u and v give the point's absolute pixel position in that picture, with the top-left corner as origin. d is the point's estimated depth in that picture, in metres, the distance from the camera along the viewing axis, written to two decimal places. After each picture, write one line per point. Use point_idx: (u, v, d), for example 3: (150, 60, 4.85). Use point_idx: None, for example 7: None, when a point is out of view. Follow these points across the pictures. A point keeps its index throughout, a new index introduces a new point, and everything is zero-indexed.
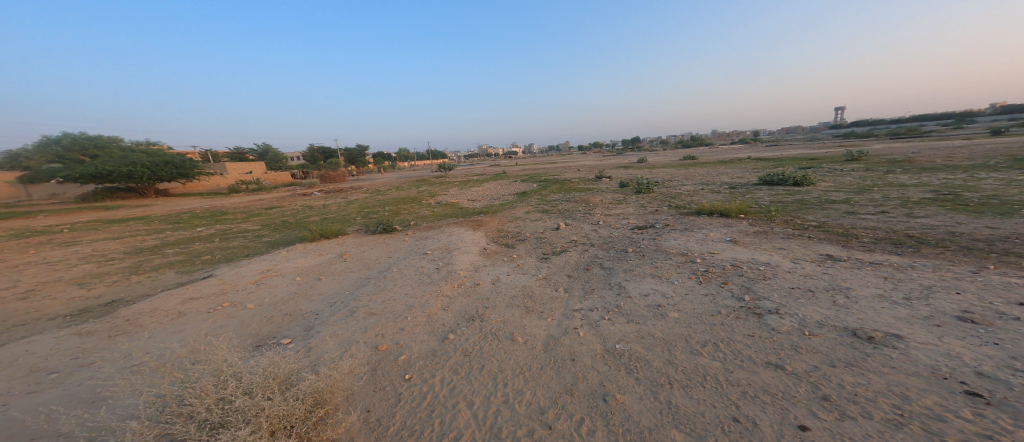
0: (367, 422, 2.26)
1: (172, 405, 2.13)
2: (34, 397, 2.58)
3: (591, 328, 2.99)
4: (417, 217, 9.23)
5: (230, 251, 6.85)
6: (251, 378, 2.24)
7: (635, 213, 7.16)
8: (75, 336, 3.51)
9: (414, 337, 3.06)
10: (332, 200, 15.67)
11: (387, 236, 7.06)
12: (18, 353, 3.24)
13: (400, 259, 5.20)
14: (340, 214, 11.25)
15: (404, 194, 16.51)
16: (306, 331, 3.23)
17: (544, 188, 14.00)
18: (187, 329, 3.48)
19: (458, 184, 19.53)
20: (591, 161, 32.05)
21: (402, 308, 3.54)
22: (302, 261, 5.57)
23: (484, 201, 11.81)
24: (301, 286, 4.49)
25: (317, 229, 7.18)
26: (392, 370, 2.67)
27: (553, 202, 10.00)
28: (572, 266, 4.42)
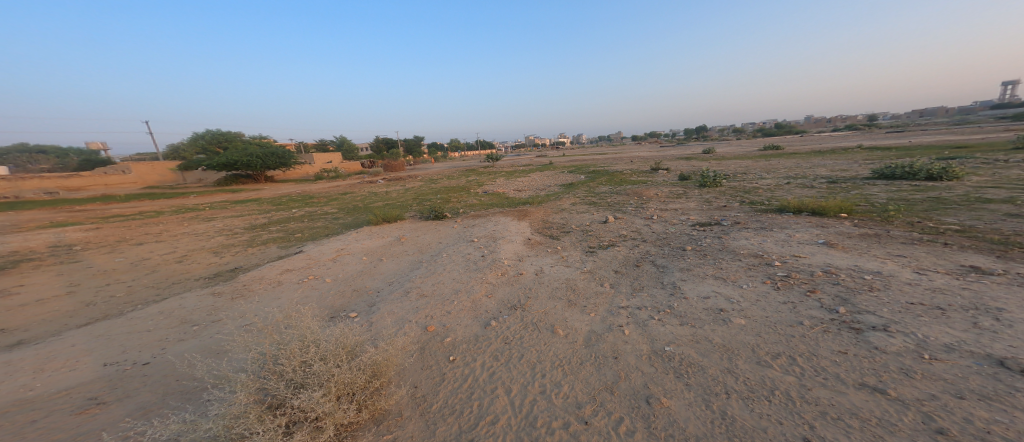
0: (414, 397, 2.45)
1: (269, 363, 2.41)
2: (181, 346, 3.30)
3: (638, 327, 2.85)
4: (467, 205, 9.65)
5: (314, 230, 7.92)
6: (327, 345, 2.48)
7: (697, 208, 6.54)
8: (205, 297, 4.38)
9: (459, 320, 3.21)
10: (395, 187, 17.19)
11: (439, 222, 7.50)
12: (174, 306, 4.18)
13: (450, 245, 5.48)
14: (399, 200, 12.28)
15: (458, 183, 17.36)
16: (369, 307, 3.61)
17: (593, 179, 13.56)
18: (283, 297, 4.14)
19: (505, 174, 19.92)
20: (657, 153, 30.00)
21: (450, 292, 3.74)
22: (368, 242, 6.20)
23: (531, 191, 11.87)
24: (366, 265, 5.01)
25: (379, 214, 7.89)
26: (438, 350, 2.85)
27: (607, 193, 9.60)
28: (622, 262, 4.21)
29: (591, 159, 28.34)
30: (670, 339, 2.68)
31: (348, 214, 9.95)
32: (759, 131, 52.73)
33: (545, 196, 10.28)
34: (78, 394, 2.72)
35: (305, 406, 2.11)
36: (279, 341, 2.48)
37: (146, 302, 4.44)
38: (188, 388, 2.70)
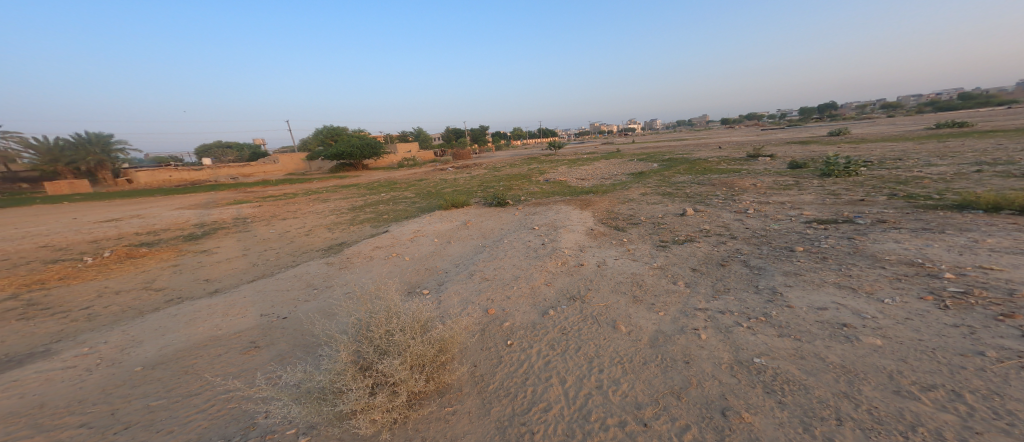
0: (473, 375, 2.61)
1: (362, 329, 2.72)
2: (304, 306, 4.15)
3: (718, 332, 2.56)
4: (526, 193, 10.32)
5: (395, 212, 9.26)
6: (405, 317, 2.72)
7: (817, 203, 5.62)
8: (320, 266, 5.41)
9: (519, 306, 3.34)
10: (462, 174, 19.03)
11: (501, 209, 8.10)
12: (302, 271, 5.32)
13: (511, 232, 5.81)
14: (465, 186, 13.64)
15: (518, 171, 18.30)
16: (439, 286, 4.03)
17: (669, 168, 12.92)
18: (373, 269, 4.90)
19: (568, 162, 20.25)
20: (768, 137, 25.96)
21: (511, 278, 3.94)
22: (439, 226, 6.89)
23: (594, 181, 11.99)
24: (437, 246, 5.59)
25: (448, 199, 8.77)
26: (498, 333, 2.99)
27: (692, 186, 8.78)
28: (704, 259, 3.98)
29: (682, 146, 26.01)
30: (762, 351, 2.28)
31: (425, 198, 11.40)
32: (929, 106, 40.85)
33: (619, 188, 9.93)
34: (243, 336, 3.66)
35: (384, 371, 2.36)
36: (368, 309, 2.84)
37: (283, 267, 5.74)
38: (307, 340, 3.40)
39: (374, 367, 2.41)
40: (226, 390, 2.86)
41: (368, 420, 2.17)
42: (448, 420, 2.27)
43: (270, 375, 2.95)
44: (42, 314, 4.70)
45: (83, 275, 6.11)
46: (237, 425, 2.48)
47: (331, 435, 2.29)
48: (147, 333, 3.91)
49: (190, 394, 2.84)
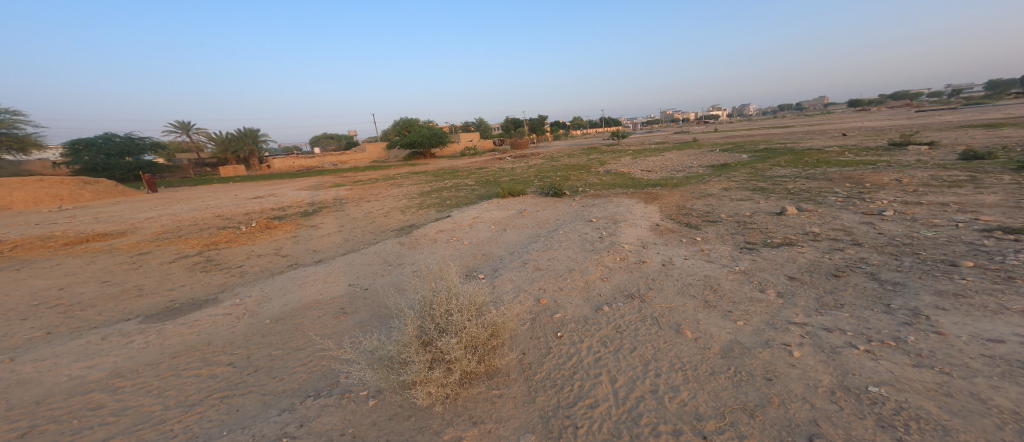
0: (522, 362, 2.70)
1: (425, 306, 2.87)
2: (381, 279, 4.79)
3: (819, 352, 2.21)
4: (586, 184, 10.81)
5: (456, 199, 10.47)
6: (463, 299, 2.82)
7: (1008, 205, 4.44)
8: (394, 244, 6.25)
9: (571, 299, 3.57)
10: (518, 165, 20.37)
11: (558, 199, 8.77)
12: (382, 247, 6.17)
13: (567, 223, 6.41)
14: (523, 176, 14.52)
15: (575, 161, 18.70)
16: (493, 271, 4.62)
17: (766, 160, 11.61)
18: (437, 251, 5.67)
19: (634, 153, 19.78)
20: (926, 120, 20.76)
21: (563, 270, 4.30)
22: (496, 213, 7.78)
23: (662, 173, 11.76)
24: (493, 233, 6.37)
25: (507, 189, 9.75)
26: (552, 326, 3.13)
27: (802, 183, 7.54)
28: (810, 269, 3.48)
29: (798, 132, 22.26)
30: (883, 380, 1.88)
31: (482, 186, 12.41)
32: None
33: (699, 183, 9.13)
34: (332, 303, 4.28)
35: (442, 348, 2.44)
36: (432, 288, 3.05)
37: (366, 243, 6.74)
38: (381, 311, 3.86)
39: (432, 342, 2.51)
40: (319, 350, 3.31)
41: (425, 391, 2.27)
42: (495, 403, 2.32)
43: (351, 340, 3.34)
44: (214, 268, 6.18)
45: (238, 239, 7.86)
46: (322, 381, 2.81)
47: (393, 401, 2.41)
48: (275, 291, 4.82)
49: (293, 348, 3.39)
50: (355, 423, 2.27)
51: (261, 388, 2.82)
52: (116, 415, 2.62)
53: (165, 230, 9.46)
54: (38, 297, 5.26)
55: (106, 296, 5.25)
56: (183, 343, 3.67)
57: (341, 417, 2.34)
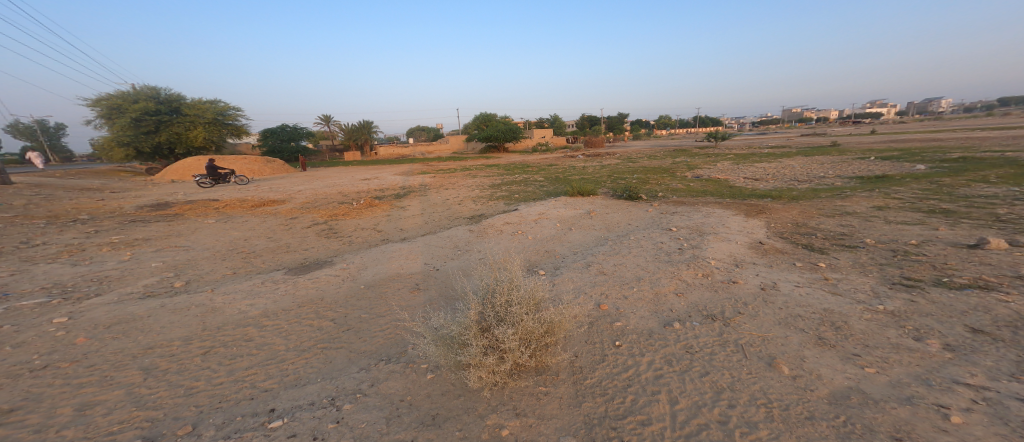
0: (572, 365, 2.66)
1: (487, 293, 2.96)
2: (451, 262, 5.12)
3: (1000, 425, 1.72)
4: (667, 189, 10.01)
5: (524, 194, 10.61)
6: (523, 292, 2.84)
7: None
8: (465, 231, 6.60)
9: (637, 309, 3.37)
10: (590, 163, 19.93)
11: (631, 202, 8.32)
12: (455, 233, 6.55)
13: (640, 230, 6.01)
14: (595, 176, 14.10)
15: (656, 163, 17.50)
16: (554, 269, 4.60)
17: (953, 175, 9.24)
18: (501, 242, 5.85)
19: (733, 158, 17.70)
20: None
21: (630, 278, 4.07)
22: (563, 211, 7.70)
23: (766, 183, 10.32)
24: (558, 231, 6.32)
25: (576, 188, 9.54)
26: (610, 334, 3.01)
27: (1016, 210, 5.80)
28: (1013, 325, 2.67)
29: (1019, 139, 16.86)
30: None
31: (551, 183, 12.32)
32: None
33: (833, 199, 7.67)
34: (410, 278, 4.71)
35: (497, 337, 2.50)
36: (496, 277, 3.13)
37: (441, 227, 7.23)
38: (449, 292, 4.14)
39: (489, 330, 2.60)
40: (396, 319, 3.67)
41: (476, 375, 2.37)
42: (540, 399, 2.32)
43: (421, 315, 3.64)
44: (329, 235, 7.30)
45: (349, 214, 9.10)
46: (392, 348, 3.12)
47: (447, 378, 2.57)
48: (369, 261, 5.49)
49: (373, 314, 3.81)
50: (413, 392, 2.47)
51: (349, 345, 3.23)
52: (258, 348, 3.26)
53: (292, 201, 11.39)
54: (226, 244, 6.91)
55: (269, 248, 6.59)
56: (298, 296, 4.40)
57: (403, 384, 2.57)
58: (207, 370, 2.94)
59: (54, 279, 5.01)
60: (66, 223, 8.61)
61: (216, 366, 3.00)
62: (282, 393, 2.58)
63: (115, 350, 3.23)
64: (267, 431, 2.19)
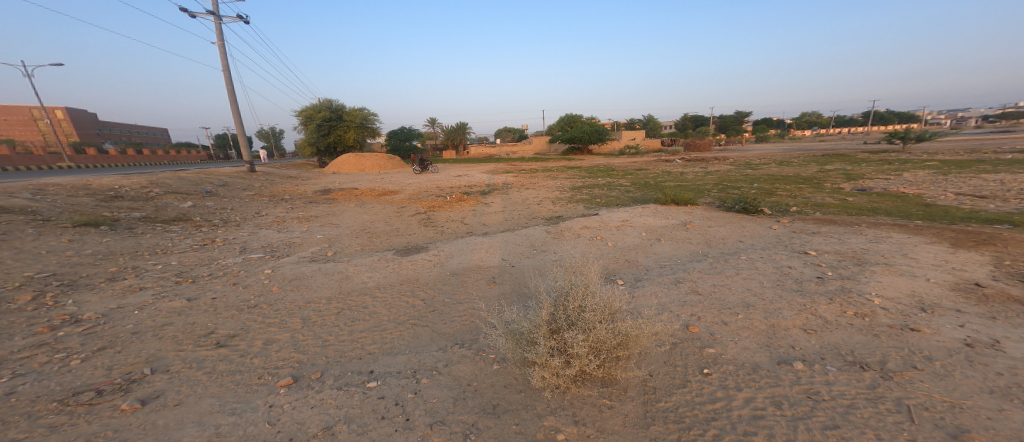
0: (645, 384, 2.50)
1: (560, 295, 2.93)
2: (526, 260, 5.22)
3: None
4: (793, 204, 8.52)
5: (608, 198, 10.17)
6: (598, 300, 2.74)
7: None
8: (541, 231, 6.66)
9: (739, 339, 2.97)
10: (692, 169, 18.16)
11: (744, 217, 7.31)
12: (530, 233, 6.61)
13: (755, 250, 5.23)
14: (696, 183, 12.78)
15: (781, 172, 14.97)
16: (634, 281, 4.35)
17: None
18: (579, 246, 5.75)
19: (920, 168, 13.82)
20: None
21: (733, 303, 3.60)
22: (650, 220, 7.20)
23: (949, 204, 7.97)
24: (645, 241, 5.93)
25: (671, 195, 8.77)
26: (698, 359, 2.72)
27: None
28: None
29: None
30: None
31: (639, 189, 11.61)
32: None
33: None
34: (487, 271, 4.95)
35: (565, 340, 2.47)
36: (571, 279, 3.07)
37: (520, 225, 7.40)
38: (522, 289, 4.23)
39: (558, 332, 2.58)
40: (472, 307, 3.90)
41: (540, 374, 2.39)
42: (602, 412, 2.25)
43: (496, 307, 3.80)
44: (426, 224, 8.11)
45: (444, 206, 9.95)
46: (466, 334, 3.32)
47: (511, 371, 2.65)
48: (455, 250, 5.93)
49: (454, 300, 4.11)
50: (480, 379, 2.61)
51: (433, 325, 3.56)
52: (370, 315, 3.80)
53: (401, 192, 12.95)
54: (358, 224, 8.26)
55: (386, 231, 7.63)
56: (399, 275, 4.99)
57: (472, 369, 2.73)
58: (336, 327, 3.55)
59: (263, 241, 6.83)
60: (279, 200, 11.64)
61: (343, 325, 3.59)
62: (379, 358, 2.98)
63: (292, 300, 4.21)
64: (365, 389, 2.55)
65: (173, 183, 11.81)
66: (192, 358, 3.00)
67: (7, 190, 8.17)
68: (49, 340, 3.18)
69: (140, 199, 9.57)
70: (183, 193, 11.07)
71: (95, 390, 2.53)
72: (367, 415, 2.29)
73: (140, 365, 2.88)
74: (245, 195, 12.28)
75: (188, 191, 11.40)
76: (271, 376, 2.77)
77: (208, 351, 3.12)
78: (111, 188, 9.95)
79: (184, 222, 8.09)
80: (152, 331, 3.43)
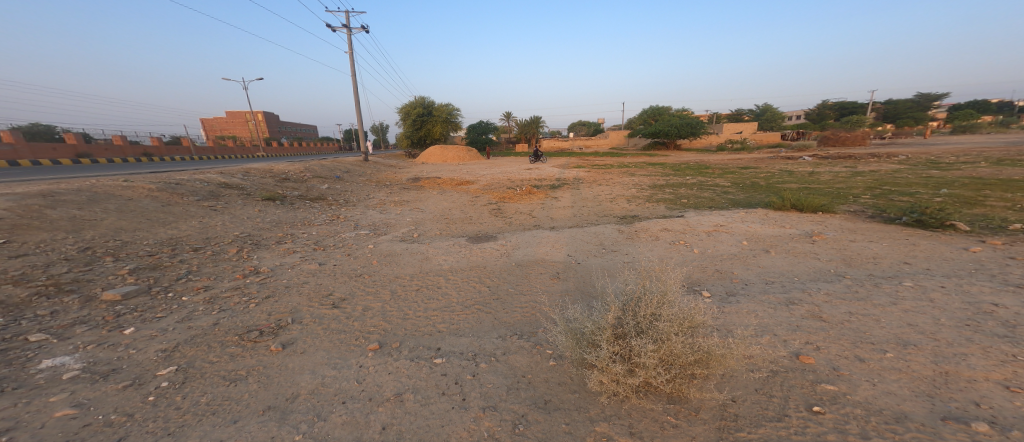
0: (724, 409, 2.23)
1: (631, 300, 2.73)
2: (593, 259, 5.04)
3: None
4: (981, 219, 6.54)
5: (701, 200, 9.20)
6: (676, 310, 2.49)
7: None
8: (613, 230, 6.34)
9: (880, 381, 2.39)
10: (825, 169, 15.24)
11: (913, 233, 5.85)
12: (599, 232, 6.32)
13: (929, 276, 4.12)
14: (828, 186, 10.76)
15: (966, 176, 11.55)
16: (724, 295, 3.88)
17: None
18: (655, 249, 5.34)
19: None
20: None
21: (875, 336, 2.93)
22: (757, 228, 6.33)
23: None
24: (747, 251, 5.24)
25: (792, 200, 7.52)
26: (807, 395, 2.31)
27: None
28: None
29: None
30: None
31: (746, 191, 10.27)
32: None
33: None
34: (552, 265, 4.91)
35: (632, 348, 2.33)
36: (644, 284, 2.84)
37: (589, 222, 7.16)
38: (587, 288, 4.11)
39: (624, 338, 2.44)
40: (534, 300, 3.92)
41: (598, 379, 2.30)
42: (665, 429, 2.09)
43: (558, 303, 3.76)
44: (496, 214, 8.36)
45: (512, 198, 10.14)
46: (526, 326, 3.36)
47: (567, 370, 2.61)
48: (521, 242, 5.99)
49: (517, 292, 4.16)
50: (534, 372, 2.62)
51: (495, 313, 3.67)
52: (441, 296, 4.08)
53: (490, 183, 13.53)
54: (438, 210, 8.90)
55: (472, 218, 8.04)
56: (469, 261, 5.25)
57: (528, 361, 2.76)
58: (414, 304, 3.88)
59: (370, 220, 7.81)
60: (387, 186, 13.17)
61: (422, 303, 3.91)
62: (446, 337, 3.19)
63: (388, 274, 4.72)
64: (432, 364, 2.76)
65: (316, 168, 14.32)
66: (315, 314, 3.60)
67: (229, 171, 11.07)
68: (241, 284, 4.21)
69: (298, 180, 11.88)
70: (322, 176, 13.35)
71: (259, 330, 3.23)
72: (430, 388, 2.48)
73: (286, 314, 3.57)
74: (362, 181, 14.21)
75: (326, 175, 13.69)
76: (364, 339, 3.17)
77: (327, 309, 3.71)
78: (284, 171, 12.56)
79: (322, 200, 9.74)
80: (296, 287, 4.23)
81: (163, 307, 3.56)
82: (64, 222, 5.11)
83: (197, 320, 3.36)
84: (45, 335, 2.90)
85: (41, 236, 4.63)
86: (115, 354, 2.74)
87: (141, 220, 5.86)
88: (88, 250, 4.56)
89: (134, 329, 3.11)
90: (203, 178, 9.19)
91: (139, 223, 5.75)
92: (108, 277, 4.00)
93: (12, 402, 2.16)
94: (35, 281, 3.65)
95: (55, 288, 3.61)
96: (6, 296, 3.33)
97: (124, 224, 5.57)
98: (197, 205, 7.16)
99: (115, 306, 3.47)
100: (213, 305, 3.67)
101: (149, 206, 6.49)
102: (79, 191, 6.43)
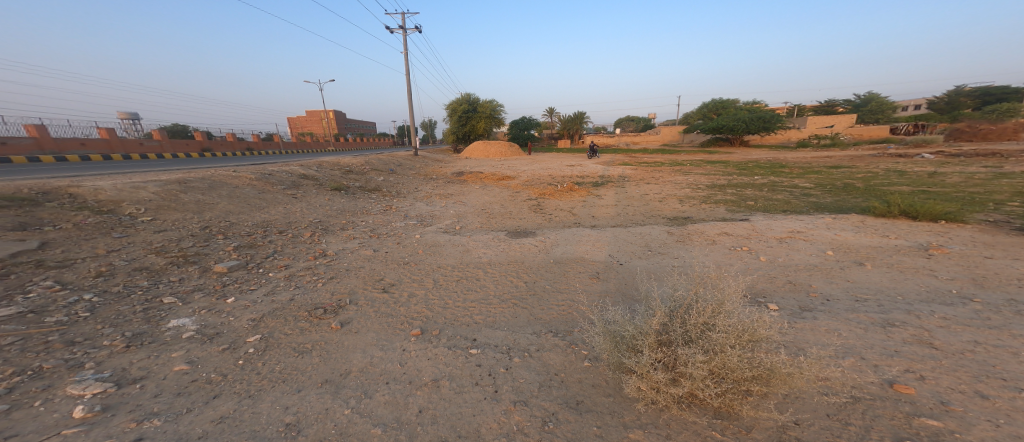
0: (781, 431, 2.04)
1: (679, 306, 2.58)
2: (638, 260, 4.85)
3: None
4: None
5: (773, 202, 8.40)
6: (734, 321, 2.30)
7: None
8: (661, 231, 6.04)
9: (1006, 423, 2.01)
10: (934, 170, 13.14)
11: None
12: (646, 232, 6.05)
13: None
14: (942, 191, 9.23)
15: None
16: (791, 309, 3.53)
17: None
18: (711, 254, 5.00)
19: None
20: None
21: (1006, 371, 2.47)
22: (846, 236, 5.66)
23: None
24: (832, 263, 4.70)
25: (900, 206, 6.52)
26: (897, 428, 2.03)
27: None
28: None
29: None
30: None
31: (832, 194, 9.19)
32: None
33: None
34: (591, 265, 4.79)
35: (677, 357, 2.20)
36: (695, 290, 2.67)
37: (635, 222, 6.88)
38: (628, 291, 3.96)
39: (670, 345, 2.32)
40: (571, 299, 3.85)
41: (635, 384, 2.21)
42: None
43: (596, 304, 3.67)
44: (535, 210, 8.34)
45: (554, 194, 10.07)
46: (562, 325, 3.32)
47: (602, 372, 2.55)
48: (562, 240, 5.92)
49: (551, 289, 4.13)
50: (567, 371, 2.59)
51: (530, 309, 3.67)
52: (478, 288, 4.16)
53: (541, 178, 13.47)
54: (481, 204, 9.08)
55: (525, 213, 8.04)
56: (507, 255, 5.30)
57: (562, 359, 2.73)
58: (453, 295, 4.00)
59: (418, 211, 8.16)
60: (440, 179, 13.65)
61: (461, 294, 4.01)
62: (482, 329, 3.25)
63: (432, 265, 4.90)
64: (468, 353, 2.84)
65: (375, 161, 15.26)
66: (368, 298, 3.85)
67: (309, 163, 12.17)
68: (313, 265, 4.62)
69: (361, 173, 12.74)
70: (379, 170, 14.19)
71: (324, 308, 3.52)
72: (465, 377, 2.55)
73: (345, 295, 3.85)
74: (414, 175, 14.88)
75: (382, 169, 14.52)
76: (408, 324, 3.33)
77: (378, 293, 3.95)
78: (351, 164, 13.53)
79: (379, 191, 10.35)
80: (354, 271, 4.55)
81: (256, 281, 4.02)
82: (192, 204, 5.96)
83: (280, 295, 3.75)
84: (174, 298, 3.42)
85: (178, 216, 5.46)
86: (220, 319, 3.15)
87: (244, 205, 6.65)
88: (207, 228, 5.28)
89: (235, 299, 3.55)
90: (288, 170, 10.18)
91: (243, 207, 6.53)
92: (219, 252, 4.58)
93: (147, 354, 2.57)
94: (171, 252, 4.31)
95: (184, 258, 4.24)
96: (152, 263, 3.98)
97: (233, 208, 6.35)
98: (284, 194, 7.96)
99: (222, 277, 3.98)
100: (291, 283, 4.06)
101: (251, 193, 7.33)
102: (203, 178, 7.44)
